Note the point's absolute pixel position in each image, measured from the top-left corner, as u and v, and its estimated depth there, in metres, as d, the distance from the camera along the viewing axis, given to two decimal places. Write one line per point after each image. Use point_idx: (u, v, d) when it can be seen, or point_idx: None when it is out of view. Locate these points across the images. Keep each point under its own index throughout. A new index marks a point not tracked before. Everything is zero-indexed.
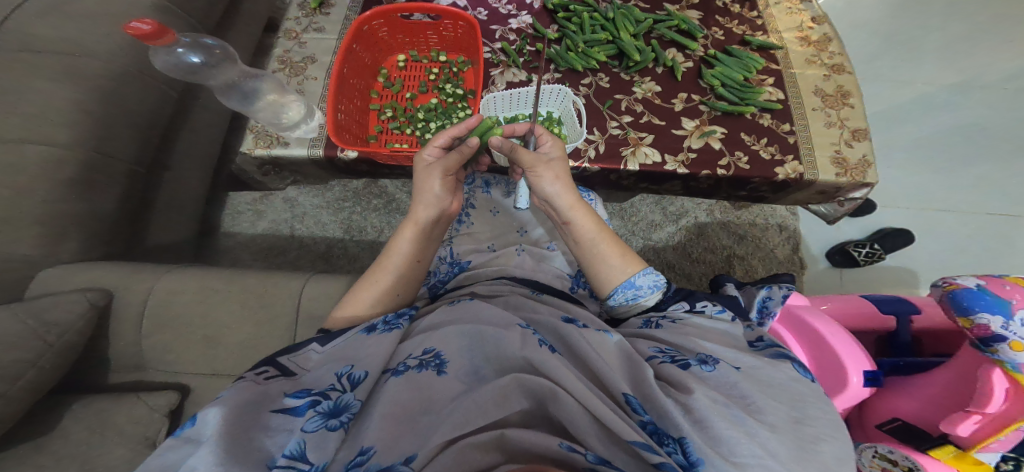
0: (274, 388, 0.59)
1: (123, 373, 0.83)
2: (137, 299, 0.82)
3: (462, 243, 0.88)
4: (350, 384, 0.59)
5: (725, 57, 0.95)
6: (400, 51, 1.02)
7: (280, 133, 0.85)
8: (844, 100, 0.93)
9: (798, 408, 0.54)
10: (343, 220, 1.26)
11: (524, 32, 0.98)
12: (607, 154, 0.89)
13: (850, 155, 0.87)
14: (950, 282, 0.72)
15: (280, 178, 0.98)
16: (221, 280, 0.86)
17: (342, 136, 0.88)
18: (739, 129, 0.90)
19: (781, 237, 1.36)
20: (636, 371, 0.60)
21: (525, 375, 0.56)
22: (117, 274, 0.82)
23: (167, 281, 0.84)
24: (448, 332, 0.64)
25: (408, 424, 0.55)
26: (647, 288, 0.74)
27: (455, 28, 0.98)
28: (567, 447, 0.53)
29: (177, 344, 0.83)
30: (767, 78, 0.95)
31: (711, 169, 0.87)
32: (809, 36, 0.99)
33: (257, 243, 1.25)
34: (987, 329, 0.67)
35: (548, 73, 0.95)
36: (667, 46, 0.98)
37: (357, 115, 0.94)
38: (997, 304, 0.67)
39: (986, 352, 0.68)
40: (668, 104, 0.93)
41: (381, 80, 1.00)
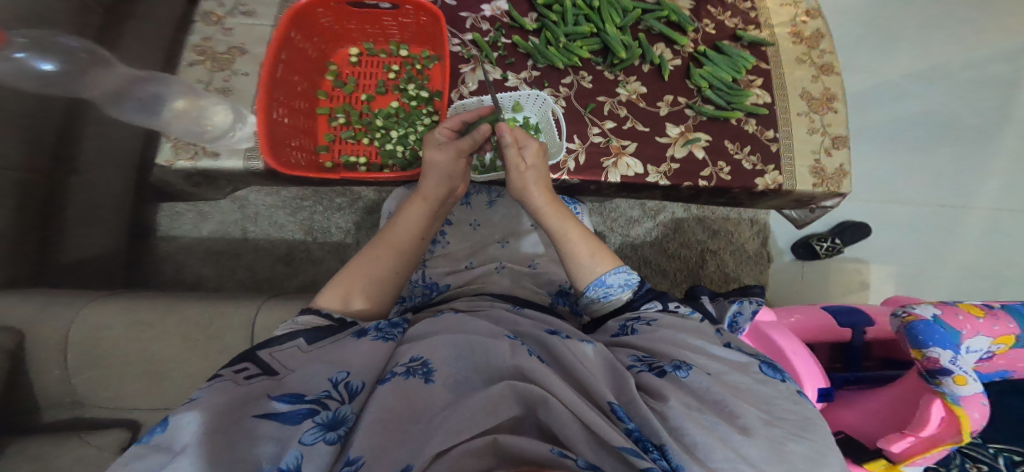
0: (258, 388, 0.51)
1: (61, 410, 0.77)
2: (54, 336, 0.73)
3: (438, 265, 0.84)
4: (347, 393, 0.52)
5: (715, 55, 0.89)
6: (353, 42, 0.92)
7: (206, 143, 0.77)
8: (829, 104, 0.89)
9: (769, 410, 0.51)
10: (304, 221, 1.18)
11: (499, 21, 0.89)
12: (588, 165, 0.85)
13: (829, 165, 0.85)
14: (910, 313, 0.75)
15: (215, 188, 0.89)
16: (157, 312, 0.79)
17: (283, 148, 0.79)
18: (722, 135, 0.87)
19: (751, 230, 1.38)
20: (618, 379, 0.56)
21: (519, 382, 0.52)
22: (34, 309, 0.73)
23: (88, 313, 0.76)
24: (434, 339, 0.59)
25: (398, 435, 0.49)
26: (617, 286, 0.69)
27: (416, 16, 0.86)
28: (559, 452, 0.47)
29: (113, 381, 0.76)
30: (756, 78, 0.90)
31: (693, 180, 0.85)
32: (802, 31, 0.94)
33: (204, 247, 1.14)
34: (937, 362, 0.70)
35: (524, 70, 0.88)
36: (655, 40, 0.92)
37: (303, 121, 0.86)
38: (946, 339, 0.71)
39: (930, 383, 0.70)
40: (655, 108, 0.88)
41: (331, 79, 0.90)
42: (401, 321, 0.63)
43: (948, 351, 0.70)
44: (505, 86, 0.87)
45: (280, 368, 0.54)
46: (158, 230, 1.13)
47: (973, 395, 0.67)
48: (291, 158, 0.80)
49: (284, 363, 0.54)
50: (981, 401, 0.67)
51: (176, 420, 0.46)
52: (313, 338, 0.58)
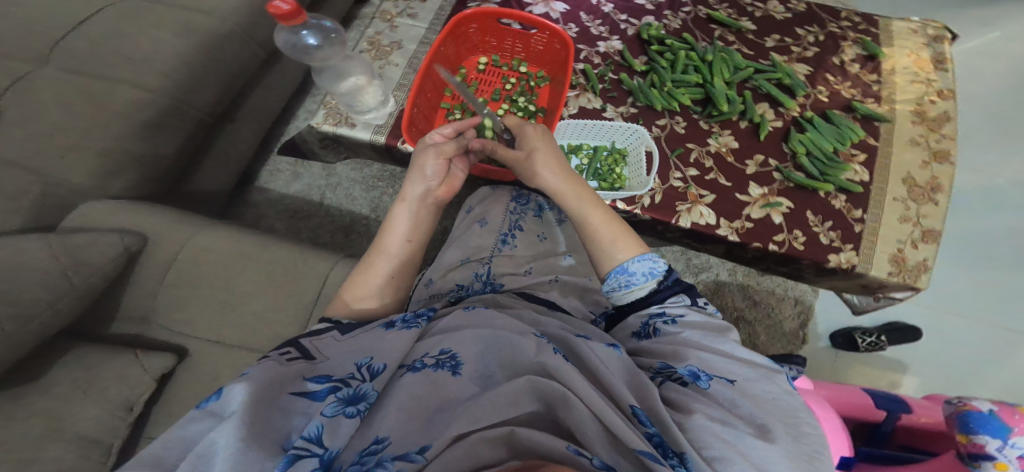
0: (296, 368, 0.59)
1: (129, 324, 0.84)
2: (168, 251, 0.85)
3: (501, 264, 0.85)
4: (369, 375, 0.59)
5: (821, 123, 0.92)
6: (484, 53, 1.01)
7: (353, 115, 0.86)
8: (931, 195, 0.88)
9: (792, 423, 0.54)
10: (373, 199, 1.25)
11: (611, 58, 0.98)
12: (662, 205, 0.88)
13: (912, 257, 0.84)
14: (964, 401, 0.71)
15: (334, 153, 0.98)
16: (252, 248, 0.88)
17: (411, 131, 0.86)
18: (806, 205, 0.89)
19: (794, 310, 1.40)
20: (639, 383, 0.59)
21: (539, 379, 0.58)
22: (159, 225, 0.86)
23: (201, 238, 0.87)
24: (465, 335, 0.65)
25: (424, 420, 0.56)
26: (641, 275, 0.70)
27: (548, 41, 0.96)
28: (574, 449, 0.53)
29: (193, 303, 0.84)
30: (860, 153, 0.92)
31: (764, 242, 0.87)
32: (926, 112, 0.95)
33: (286, 203, 1.24)
34: (982, 447, 0.66)
35: (624, 105, 0.95)
36: (761, 99, 0.96)
37: (425, 109, 0.92)
38: (1002, 430, 0.66)
39: (970, 466, 0.67)
40: (741, 165, 0.91)
41: (459, 80, 0.97)
42: (425, 315, 0.71)
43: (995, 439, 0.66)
44: (601, 115, 0.93)
45: (318, 354, 0.63)
46: (257, 180, 1.25)
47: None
48: (414, 138, 0.87)
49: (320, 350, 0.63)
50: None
51: (227, 391, 0.53)
52: (346, 330, 0.68)
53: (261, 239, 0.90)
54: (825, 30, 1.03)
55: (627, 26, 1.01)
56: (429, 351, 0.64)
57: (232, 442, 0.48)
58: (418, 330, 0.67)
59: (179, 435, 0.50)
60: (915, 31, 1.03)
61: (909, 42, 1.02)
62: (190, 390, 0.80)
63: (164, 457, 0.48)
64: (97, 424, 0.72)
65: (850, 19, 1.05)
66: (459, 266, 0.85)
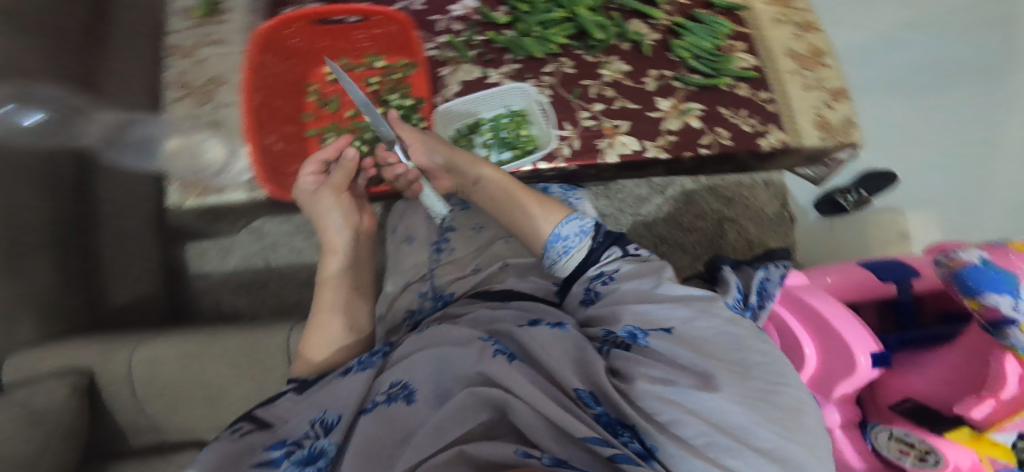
0: (250, 441, 0.55)
1: (142, 434, 0.86)
2: (120, 369, 0.81)
3: (445, 272, 0.84)
4: (324, 429, 0.56)
5: (693, 24, 0.91)
6: (330, 61, 1.01)
7: (212, 180, 1.00)
8: (819, 61, 0.92)
9: (741, 359, 0.50)
10: (317, 244, 1.28)
11: (471, 20, 0.94)
12: (584, 150, 0.86)
13: (833, 118, 0.87)
14: (952, 258, 0.60)
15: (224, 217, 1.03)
16: (198, 345, 0.87)
17: (267, 172, 0.88)
18: (719, 103, 0.88)
19: (769, 194, 1.41)
20: (586, 362, 0.56)
21: (479, 388, 0.55)
22: (95, 352, 0.81)
23: (145, 350, 0.84)
24: (413, 360, 0.62)
25: (382, 460, 0.55)
26: (574, 236, 0.68)
27: (382, 26, 0.94)
28: (523, 452, 0.51)
29: (183, 405, 0.85)
30: (739, 42, 0.92)
31: (692, 150, 0.85)
32: None
33: (234, 280, 1.26)
34: (996, 312, 0.55)
35: (504, 64, 0.92)
36: (631, 16, 0.94)
37: (297, 146, 0.98)
38: (1007, 279, 0.54)
39: (999, 337, 0.56)
40: (641, 84, 0.89)
41: (313, 100, 1.02)
42: (381, 350, 0.67)
43: (1010, 298, 0.53)
44: (485, 83, 0.91)
45: (273, 418, 0.59)
46: (190, 269, 1.24)
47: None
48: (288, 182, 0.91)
49: (277, 415, 0.59)
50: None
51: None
52: (302, 387, 0.63)
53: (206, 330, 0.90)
54: None
55: None
56: (380, 388, 0.62)
57: None
58: (374, 369, 0.64)
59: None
60: None
61: None
62: None
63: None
64: None
65: None
66: (404, 290, 0.85)
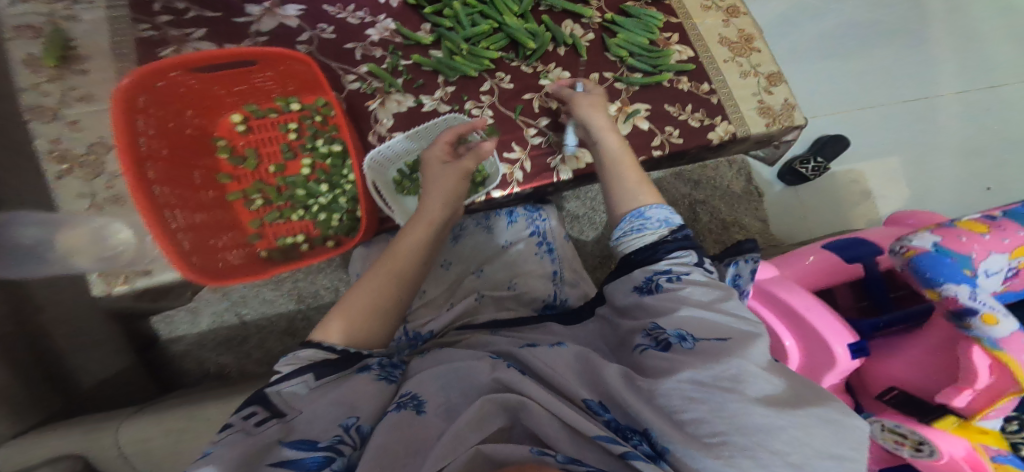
0: (266, 434, 0.50)
1: None
2: (111, 453, 0.73)
3: (422, 315, 0.84)
4: (359, 438, 0.52)
5: (624, 20, 0.90)
6: (233, 108, 0.88)
7: (136, 263, 0.88)
8: (750, 45, 0.91)
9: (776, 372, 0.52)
10: (291, 292, 1.23)
11: (392, 43, 0.89)
12: (535, 172, 0.86)
13: (774, 102, 0.87)
14: (908, 247, 0.72)
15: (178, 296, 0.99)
16: (186, 417, 0.79)
17: (192, 258, 0.73)
18: (665, 100, 0.87)
19: (733, 171, 1.39)
20: (595, 371, 0.58)
21: (495, 393, 0.56)
22: (78, 437, 0.72)
23: (130, 429, 0.76)
24: (425, 378, 0.61)
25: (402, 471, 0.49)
26: (654, 221, 0.70)
27: (283, 64, 0.80)
28: (537, 450, 0.48)
29: None
30: (672, 34, 0.91)
31: (647, 153, 0.84)
32: None
33: (211, 339, 1.20)
34: (956, 302, 0.66)
35: (437, 89, 0.88)
36: (562, 17, 0.92)
37: (218, 216, 0.84)
38: (958, 272, 0.67)
39: (962, 328, 0.66)
40: (584, 90, 0.89)
41: (226, 158, 0.87)
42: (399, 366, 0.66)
43: (964, 286, 0.66)
44: (422, 112, 0.86)
45: (288, 409, 0.54)
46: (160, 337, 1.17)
47: (1009, 333, 0.63)
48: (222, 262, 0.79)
49: (292, 404, 0.54)
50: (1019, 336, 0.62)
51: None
52: (322, 371, 0.58)
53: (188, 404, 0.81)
54: None
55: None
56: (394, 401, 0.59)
57: None
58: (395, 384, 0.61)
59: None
60: None
61: None
62: None
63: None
64: None
65: None
66: None
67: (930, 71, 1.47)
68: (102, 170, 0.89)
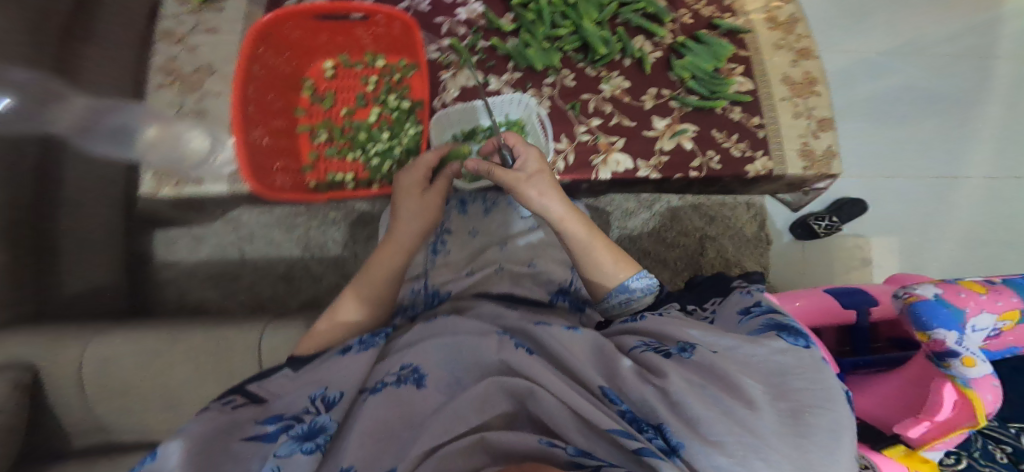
0: (243, 414, 0.54)
1: (87, 436, 0.80)
2: (69, 370, 0.77)
3: (440, 273, 0.85)
4: (324, 406, 0.54)
5: (694, 44, 0.90)
6: (328, 54, 0.96)
7: (188, 171, 0.99)
8: (811, 88, 0.91)
9: (781, 381, 0.51)
10: (299, 238, 1.19)
11: (476, 24, 0.92)
12: (578, 164, 0.87)
13: (817, 147, 0.88)
14: (910, 292, 0.67)
15: (210, 211, 1.11)
16: (161, 342, 0.83)
17: (260, 174, 0.84)
18: (714, 126, 0.88)
19: (749, 213, 1.42)
20: (611, 361, 0.56)
21: (504, 377, 0.54)
22: (39, 347, 0.76)
23: (96, 348, 0.79)
24: (426, 345, 0.60)
25: (387, 441, 0.52)
26: (640, 290, 0.73)
27: (387, 25, 0.89)
28: (546, 442, 0.51)
29: (134, 410, 0.79)
30: (737, 66, 0.92)
31: (684, 172, 0.86)
32: (777, 17, 0.95)
33: (205, 270, 1.17)
34: (943, 344, 0.62)
35: (506, 72, 0.90)
36: (635, 33, 0.93)
37: (286, 140, 0.91)
38: (953, 319, 0.63)
39: (939, 366, 0.63)
40: (639, 102, 0.89)
41: (309, 95, 0.96)
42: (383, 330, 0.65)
43: (954, 332, 0.62)
44: (486, 90, 0.89)
45: (266, 393, 0.57)
46: (155, 256, 1.14)
47: (984, 376, 0.60)
48: (276, 182, 0.86)
49: (269, 389, 0.57)
50: (991, 381, 0.60)
51: (164, 449, 0.48)
52: (299, 363, 0.60)
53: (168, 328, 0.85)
54: None
55: None
56: (391, 368, 0.59)
57: None
58: (378, 351, 0.61)
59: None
60: None
61: None
62: None
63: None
64: None
65: None
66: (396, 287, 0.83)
67: (963, 151, 1.45)
68: (196, 88, 1.01)
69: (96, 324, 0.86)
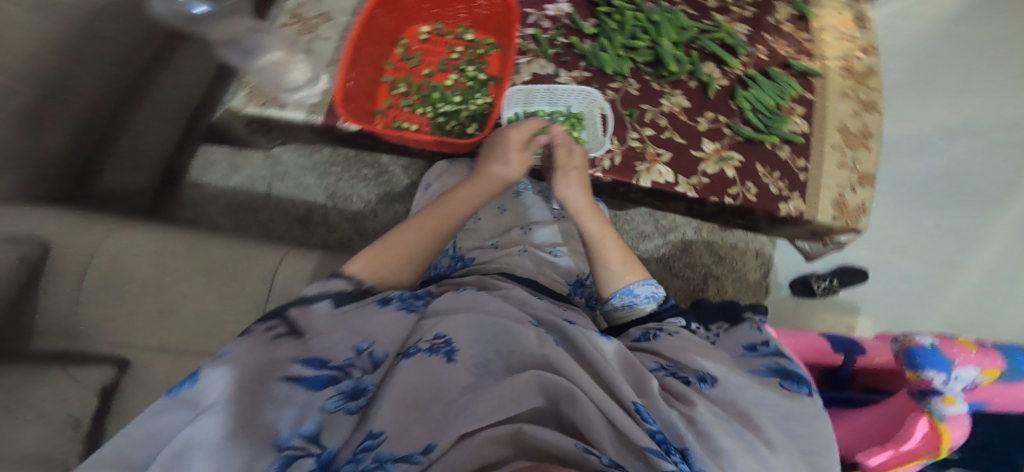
0: (283, 350, 0.49)
1: (52, 339, 0.76)
2: (80, 257, 0.77)
3: (467, 238, 0.86)
4: (371, 363, 0.51)
5: (763, 80, 0.95)
6: (425, 21, 1.01)
7: (279, 94, 0.84)
8: (864, 141, 0.94)
9: (792, 425, 0.52)
10: (327, 186, 1.25)
11: (560, 21, 0.96)
12: (622, 167, 0.89)
13: (851, 200, 0.90)
14: (908, 337, 0.67)
15: (267, 138, 1.00)
16: (186, 247, 0.83)
17: (348, 107, 0.87)
18: (757, 159, 0.91)
19: (756, 262, 1.44)
20: (641, 378, 0.55)
21: (546, 374, 0.50)
22: (65, 229, 0.77)
23: (115, 240, 0.80)
24: (458, 317, 0.56)
25: (421, 413, 0.48)
26: (643, 297, 0.72)
27: (490, 5, 0.95)
28: (583, 448, 0.47)
29: (121, 313, 0.78)
30: (799, 107, 0.96)
31: (719, 196, 0.88)
32: (853, 66, 1.00)
33: (228, 197, 1.23)
34: (929, 383, 0.62)
35: (577, 69, 0.94)
36: (707, 58, 0.98)
37: (369, 84, 0.94)
38: (943, 363, 0.63)
39: (920, 401, 0.64)
40: (694, 123, 0.93)
41: (400, 51, 0.99)
42: (424, 295, 0.61)
43: (943, 373, 0.62)
44: (554, 80, 0.93)
45: (306, 327, 0.52)
46: (191, 175, 1.23)
47: (959, 413, 0.61)
48: (355, 114, 0.88)
49: (310, 324, 0.52)
50: (964, 419, 0.61)
51: (205, 375, 0.46)
52: (343, 301, 0.56)
53: (195, 236, 0.86)
54: None
55: None
56: (423, 337, 0.55)
57: (216, 441, 0.41)
58: (417, 315, 0.58)
59: (151, 430, 0.43)
60: None
61: (830, 2, 1.06)
62: (137, 407, 0.75)
63: (136, 453, 0.42)
64: (43, 445, 0.65)
65: None
66: None
67: None
68: (313, 31, 0.90)
69: (119, 218, 0.86)
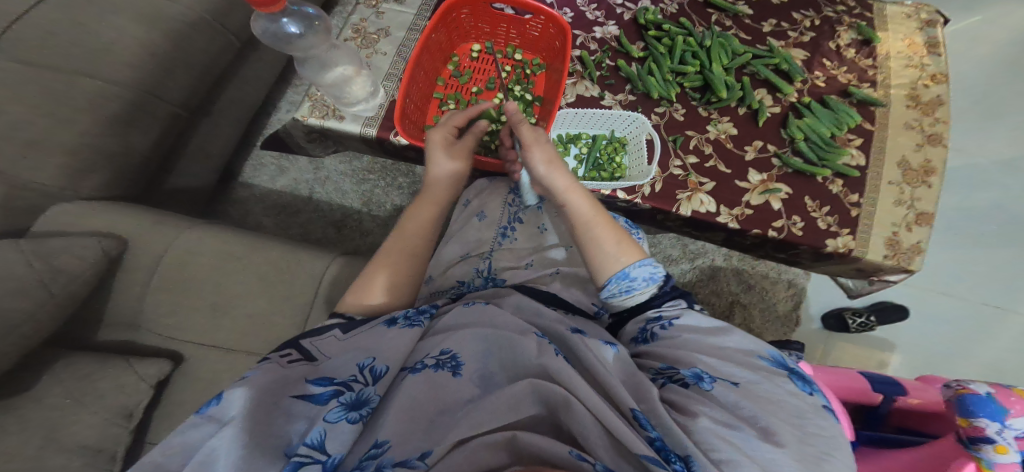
0: (297, 371, 0.51)
1: (117, 330, 0.82)
2: (152, 252, 0.82)
3: (502, 257, 0.83)
4: (372, 377, 0.51)
5: (820, 108, 0.93)
6: (476, 40, 1.03)
7: (338, 106, 0.87)
8: (925, 178, 0.90)
9: (801, 425, 0.50)
10: (364, 192, 1.27)
11: (607, 44, 0.97)
12: (662, 194, 0.88)
13: (906, 239, 0.86)
14: (962, 385, 0.70)
15: (322, 146, 1.02)
16: (245, 248, 0.85)
17: (403, 123, 0.88)
18: (806, 192, 0.89)
19: (787, 292, 1.36)
20: (639, 387, 0.54)
21: (541, 382, 0.50)
22: (142, 227, 0.83)
23: (187, 239, 0.84)
24: (467, 331, 0.56)
25: (426, 424, 0.49)
26: (642, 280, 0.66)
27: (544, 26, 0.96)
28: (577, 455, 0.46)
29: (183, 308, 0.81)
30: (856, 138, 0.93)
31: (764, 229, 0.86)
32: (919, 96, 0.96)
33: (273, 199, 1.27)
34: (982, 431, 0.64)
35: (621, 92, 0.95)
36: (759, 85, 0.96)
37: (420, 100, 0.95)
38: (999, 412, 0.65)
39: (968, 448, 0.65)
40: (740, 151, 0.91)
41: (451, 68, 1.00)
42: (428, 310, 0.62)
43: (996, 422, 0.64)
44: (599, 104, 0.94)
45: (319, 354, 0.55)
46: (241, 176, 1.27)
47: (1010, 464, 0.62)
48: (409, 130, 0.90)
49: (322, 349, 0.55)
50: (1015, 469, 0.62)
51: (229, 394, 0.46)
52: (347, 328, 0.58)
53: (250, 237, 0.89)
54: (820, 15, 1.03)
55: (623, 11, 1.00)
56: (428, 351, 0.55)
57: (234, 450, 0.42)
58: (420, 330, 0.58)
59: (179, 444, 0.43)
60: (909, 15, 1.03)
61: (901, 26, 1.02)
62: (185, 398, 0.78)
63: (164, 465, 0.42)
64: (98, 433, 0.70)
65: (845, 4, 1.05)
66: (459, 261, 0.83)
67: None
68: (371, 46, 0.93)
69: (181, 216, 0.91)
